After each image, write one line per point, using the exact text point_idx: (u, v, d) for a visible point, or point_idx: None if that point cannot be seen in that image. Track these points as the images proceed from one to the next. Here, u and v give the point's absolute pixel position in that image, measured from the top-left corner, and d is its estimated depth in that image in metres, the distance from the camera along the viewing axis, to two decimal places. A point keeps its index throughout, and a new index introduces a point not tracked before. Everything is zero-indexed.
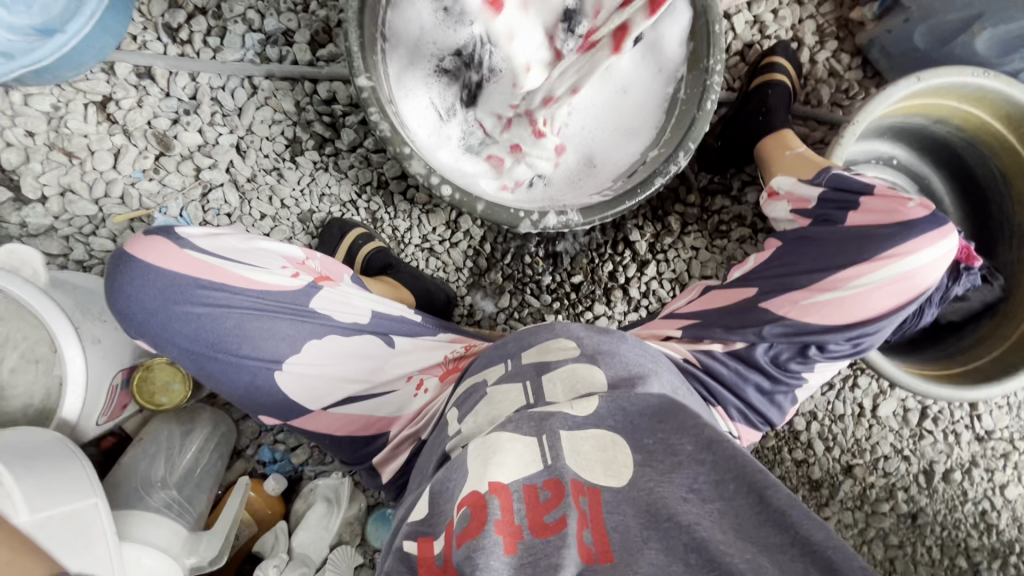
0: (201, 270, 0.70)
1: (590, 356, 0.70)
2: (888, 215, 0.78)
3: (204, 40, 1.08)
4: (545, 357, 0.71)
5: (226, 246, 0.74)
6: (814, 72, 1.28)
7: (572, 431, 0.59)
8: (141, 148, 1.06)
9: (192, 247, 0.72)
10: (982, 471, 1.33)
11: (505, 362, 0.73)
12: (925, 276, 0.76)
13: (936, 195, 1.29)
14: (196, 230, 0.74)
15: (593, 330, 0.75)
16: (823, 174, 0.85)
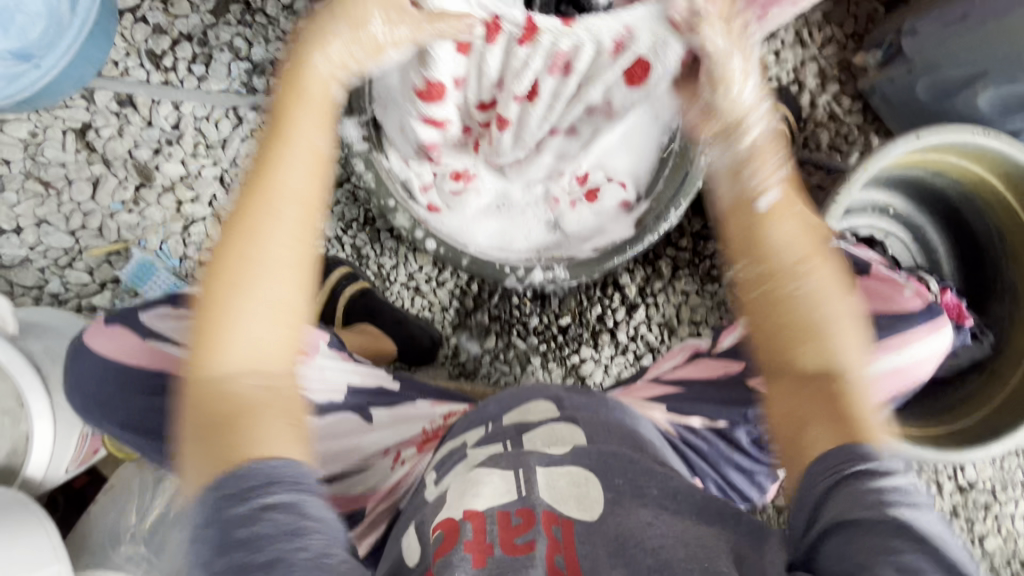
0: (164, 361, 0.66)
1: (569, 415, 0.73)
2: (885, 299, 0.75)
3: (188, 67, 1.04)
4: (525, 418, 0.74)
5: (194, 328, 0.68)
6: (813, 115, 1.26)
7: (548, 467, 0.65)
8: (120, 178, 1.03)
9: (157, 334, 0.67)
10: (962, 521, 1.33)
11: (488, 425, 0.75)
12: (918, 370, 0.72)
13: (931, 244, 1.27)
14: (162, 312, 0.68)
15: (574, 390, 0.79)
16: (822, 247, 0.82)
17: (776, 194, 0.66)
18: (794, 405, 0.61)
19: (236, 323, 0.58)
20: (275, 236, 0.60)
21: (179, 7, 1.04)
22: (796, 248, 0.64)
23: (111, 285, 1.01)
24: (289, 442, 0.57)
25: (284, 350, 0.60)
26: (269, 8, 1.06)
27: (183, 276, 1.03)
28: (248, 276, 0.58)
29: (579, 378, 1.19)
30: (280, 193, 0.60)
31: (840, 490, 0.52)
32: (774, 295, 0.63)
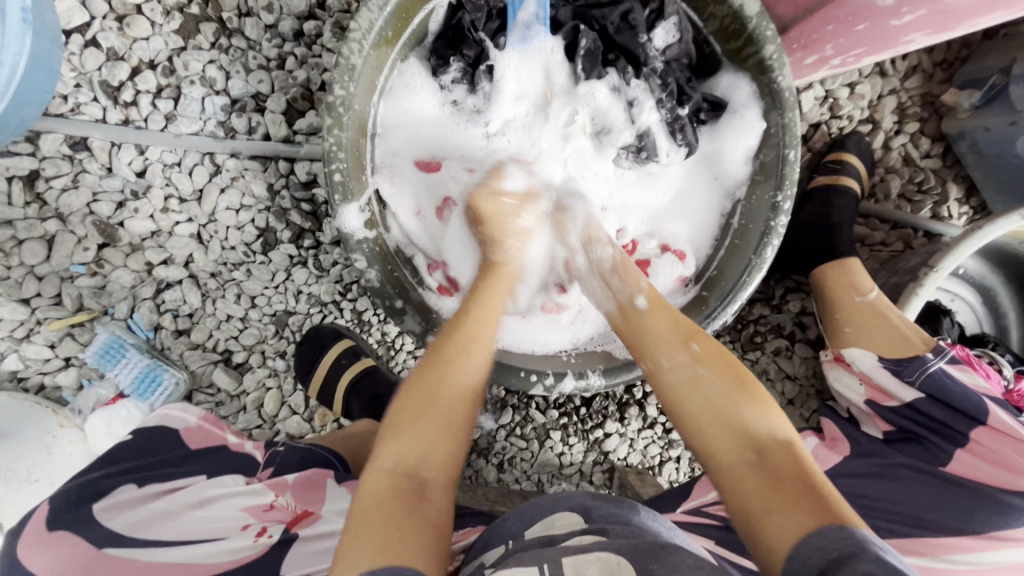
0: (111, 573, 0.52)
1: (600, 528, 0.62)
2: (1017, 471, 0.66)
3: (153, 103, 0.87)
4: (549, 531, 0.63)
5: (163, 513, 0.59)
6: (885, 158, 1.09)
7: (574, 556, 0.56)
8: (80, 237, 0.88)
9: (110, 535, 0.55)
10: None
11: (507, 545, 0.65)
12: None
13: (1001, 308, 1.14)
14: (123, 496, 0.59)
15: (603, 498, 0.69)
16: (919, 374, 0.72)
17: (649, 293, 0.69)
18: (750, 498, 0.55)
19: (413, 430, 0.59)
20: (467, 362, 0.64)
21: (137, 27, 0.85)
22: (660, 344, 0.65)
23: (75, 361, 0.89)
24: (417, 539, 0.52)
25: (440, 460, 0.58)
26: (248, 29, 0.87)
27: (158, 351, 0.91)
28: (437, 380, 0.62)
29: (601, 453, 1.08)
30: (472, 333, 0.66)
31: (832, 575, 0.46)
32: (692, 377, 0.63)
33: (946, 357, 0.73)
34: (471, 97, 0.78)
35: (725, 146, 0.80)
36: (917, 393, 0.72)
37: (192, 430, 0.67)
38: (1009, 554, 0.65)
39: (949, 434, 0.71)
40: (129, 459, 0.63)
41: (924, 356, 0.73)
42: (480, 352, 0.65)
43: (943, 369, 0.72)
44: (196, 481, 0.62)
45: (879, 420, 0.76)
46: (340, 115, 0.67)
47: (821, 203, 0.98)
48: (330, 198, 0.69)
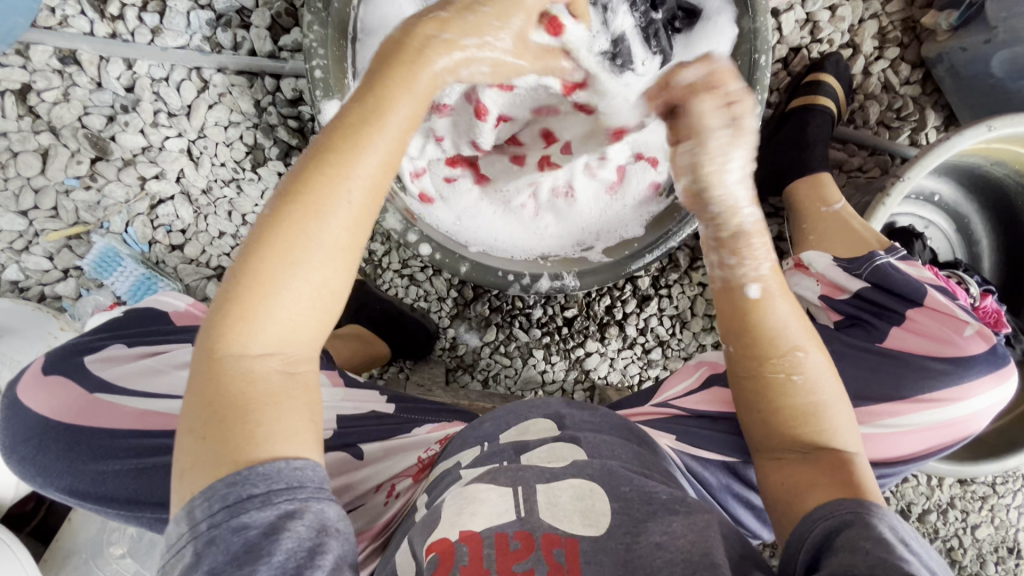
0: (104, 415, 0.59)
1: (571, 435, 0.66)
2: (942, 343, 0.74)
3: (138, 17, 0.88)
4: (523, 437, 0.67)
5: (150, 370, 0.62)
6: (865, 85, 1.11)
7: (548, 483, 0.58)
8: (73, 150, 0.90)
9: (101, 383, 0.60)
10: (958, 511, 1.33)
11: (482, 445, 0.68)
12: (972, 422, 0.74)
13: (974, 236, 1.17)
14: (113, 355, 0.62)
15: (576, 405, 0.73)
16: (867, 266, 0.78)
17: (765, 279, 0.62)
18: (804, 477, 0.59)
19: (272, 305, 0.46)
20: (335, 221, 0.47)
21: None
22: (799, 334, 0.62)
23: (73, 272, 0.93)
24: (288, 425, 0.47)
25: (311, 339, 0.49)
26: None
27: (153, 263, 0.95)
28: (304, 254, 0.46)
29: (582, 371, 1.12)
30: (331, 183, 0.47)
31: (836, 536, 0.51)
32: (801, 379, 0.61)
33: (898, 256, 0.79)
34: None
35: (700, 54, 0.82)
36: (865, 282, 0.79)
37: (181, 313, 0.68)
38: (930, 415, 0.72)
39: (888, 314, 0.77)
40: (120, 328, 0.65)
41: (873, 252, 0.79)
42: (353, 198, 0.47)
43: (890, 264, 0.78)
44: (182, 348, 0.64)
45: (831, 312, 0.81)
46: (320, 12, 0.71)
47: (797, 124, 1.01)
48: (313, 95, 0.73)
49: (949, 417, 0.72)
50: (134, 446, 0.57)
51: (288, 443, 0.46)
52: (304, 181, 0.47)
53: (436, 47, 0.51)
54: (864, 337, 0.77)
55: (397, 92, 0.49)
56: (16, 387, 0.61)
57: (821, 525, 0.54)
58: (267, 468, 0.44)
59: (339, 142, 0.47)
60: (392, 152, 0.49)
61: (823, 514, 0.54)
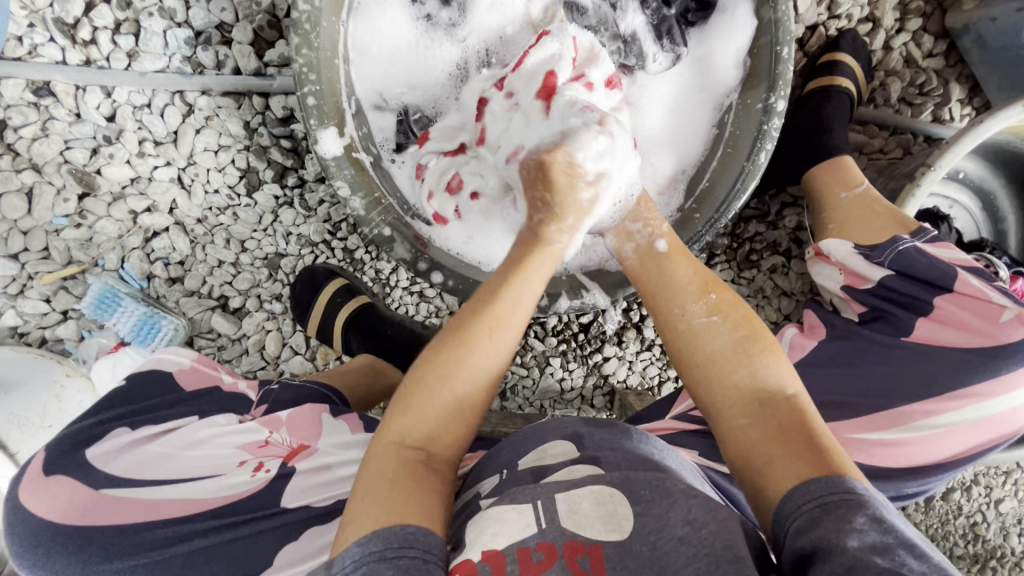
0: (116, 509, 0.56)
1: (591, 456, 0.63)
2: (972, 331, 0.68)
3: (113, 40, 0.82)
4: (542, 461, 0.64)
5: (160, 455, 0.60)
6: (885, 61, 1.05)
7: (568, 491, 0.57)
8: (58, 187, 0.86)
9: (108, 477, 0.58)
10: (981, 488, 1.33)
11: (501, 474, 0.65)
12: (1017, 417, 0.68)
13: (999, 212, 1.14)
14: (116, 441, 0.60)
15: (594, 423, 0.69)
16: (888, 253, 0.72)
17: (667, 236, 0.70)
18: (759, 447, 0.55)
19: (433, 405, 0.55)
20: (492, 349, 0.57)
21: None
22: (679, 293, 0.65)
23: (72, 314, 0.89)
24: (425, 508, 0.50)
25: (449, 438, 0.56)
26: None
27: (153, 299, 0.91)
28: (466, 364, 0.56)
29: (601, 376, 1.10)
30: (519, 295, 0.60)
31: (823, 527, 0.47)
32: (707, 327, 0.62)
33: (925, 238, 0.73)
34: (445, 10, 0.74)
35: (716, 49, 0.77)
36: (888, 270, 0.73)
37: (187, 373, 0.67)
38: (962, 412, 0.67)
39: (915, 304, 0.71)
40: (124, 405, 0.64)
41: (899, 238, 0.72)
42: (501, 341, 0.58)
43: (915, 248, 0.71)
44: (187, 423, 0.63)
45: (855, 304, 0.76)
46: (309, 35, 0.64)
47: (813, 107, 0.95)
48: (307, 123, 0.68)
49: (978, 418, 0.67)
50: (151, 538, 0.55)
51: (428, 515, 0.50)
52: (484, 306, 0.59)
53: (575, 213, 0.62)
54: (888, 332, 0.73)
55: (519, 284, 0.60)
56: (17, 482, 0.59)
57: (794, 528, 0.49)
58: (403, 531, 0.47)
59: (513, 271, 0.61)
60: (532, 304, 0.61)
61: (791, 511, 0.50)
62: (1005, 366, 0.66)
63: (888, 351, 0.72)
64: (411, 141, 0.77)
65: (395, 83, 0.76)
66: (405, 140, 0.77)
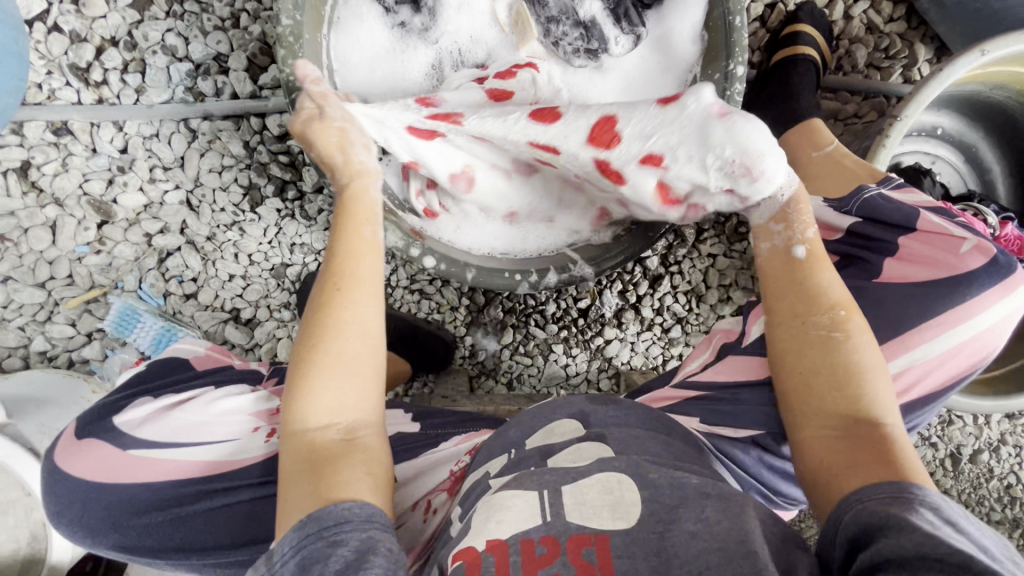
0: (143, 469, 0.61)
1: (597, 432, 0.64)
2: (935, 263, 0.69)
3: (122, 79, 0.90)
4: (548, 440, 0.65)
5: (181, 422, 0.63)
6: (848, 30, 1.09)
7: (574, 483, 0.56)
8: (79, 218, 0.93)
9: (134, 440, 0.62)
10: (1011, 447, 1.30)
11: (510, 454, 0.66)
12: (989, 339, 0.68)
13: (983, 164, 1.16)
14: (142, 412, 0.64)
15: (601, 399, 0.70)
16: (854, 202, 0.75)
17: (811, 244, 0.63)
18: (838, 453, 0.55)
19: (330, 378, 0.58)
20: (353, 312, 0.60)
21: (92, 6, 0.88)
22: (800, 303, 0.61)
23: (96, 335, 0.95)
24: (351, 480, 0.53)
25: (364, 403, 0.59)
26: None
27: (170, 314, 0.97)
28: (338, 331, 0.59)
29: (605, 359, 1.12)
30: (353, 269, 0.62)
31: (896, 513, 0.46)
32: (824, 339, 0.59)
33: (893, 185, 0.76)
34: (417, 17, 0.80)
35: (674, 27, 0.82)
36: (855, 217, 0.75)
37: (202, 358, 0.72)
38: (942, 342, 0.67)
39: (880, 246, 0.73)
40: (151, 380, 0.69)
41: (862, 188, 0.76)
42: (362, 300, 0.61)
43: (879, 196, 0.74)
44: (205, 393, 0.66)
45: (829, 256, 0.77)
46: (293, 46, 0.70)
47: (781, 76, 0.99)
48: None
49: (956, 343, 0.67)
50: (174, 496, 0.61)
51: (351, 486, 0.53)
52: (335, 276, 0.62)
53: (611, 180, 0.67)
54: (857, 277, 0.72)
55: (347, 265, 0.62)
56: (57, 444, 0.65)
57: (858, 510, 0.48)
58: (337, 509, 0.50)
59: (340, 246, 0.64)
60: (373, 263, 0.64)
61: (858, 498, 0.50)
62: (974, 292, 0.66)
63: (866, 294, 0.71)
64: None
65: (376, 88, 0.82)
66: None
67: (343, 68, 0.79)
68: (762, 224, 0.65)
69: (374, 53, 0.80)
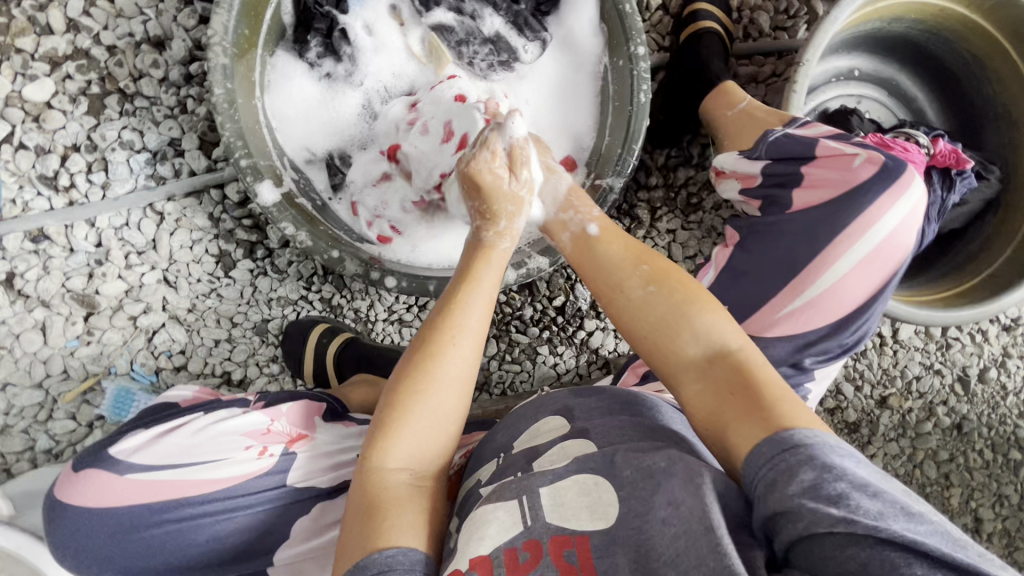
0: (142, 491, 0.67)
1: (581, 428, 0.64)
2: (835, 182, 0.74)
3: (88, 179, 0.97)
4: (533, 441, 0.65)
5: (175, 447, 0.69)
6: (746, 1, 1.16)
7: (553, 483, 0.56)
8: (66, 314, 0.98)
9: (130, 466, 0.67)
10: (1017, 360, 1.28)
11: (499, 458, 0.66)
12: (901, 238, 0.73)
13: (909, 95, 1.21)
14: (134, 441, 0.69)
15: (581, 392, 0.70)
16: (761, 145, 0.79)
17: (599, 219, 0.73)
18: (713, 407, 0.58)
19: (412, 425, 0.59)
20: (455, 357, 0.61)
21: (52, 120, 0.96)
22: (614, 277, 0.68)
23: (97, 423, 0.98)
24: (414, 529, 0.56)
25: (434, 456, 0.60)
26: (146, 87, 0.98)
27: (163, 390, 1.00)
28: (438, 381, 0.60)
29: (592, 352, 1.14)
30: (471, 304, 0.64)
31: (783, 487, 0.48)
32: (643, 304, 0.65)
33: (798, 124, 0.80)
34: (340, 65, 0.87)
35: (574, 26, 0.89)
36: (768, 159, 0.79)
37: (190, 398, 0.79)
38: (852, 255, 0.72)
39: (791, 180, 0.77)
40: (147, 416, 0.75)
41: (767, 132, 0.80)
42: (463, 344, 0.62)
43: (783, 135, 0.78)
44: (194, 418, 0.72)
45: (752, 201, 0.80)
46: (230, 112, 0.77)
47: (690, 52, 1.05)
48: (245, 182, 0.79)
49: (865, 253, 0.72)
50: (176, 516, 0.67)
51: (406, 533, 0.55)
52: (445, 313, 0.63)
53: (509, 205, 0.70)
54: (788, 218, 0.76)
55: (466, 300, 0.64)
56: (56, 482, 0.70)
57: (757, 478, 0.50)
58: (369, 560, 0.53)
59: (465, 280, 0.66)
60: (488, 306, 0.65)
61: (763, 459, 0.51)
62: (869, 201, 0.72)
63: (784, 230, 0.75)
64: (344, 178, 0.89)
65: (316, 138, 0.89)
66: (338, 179, 0.89)
67: (278, 123, 0.86)
68: (555, 219, 0.75)
69: (307, 106, 0.87)
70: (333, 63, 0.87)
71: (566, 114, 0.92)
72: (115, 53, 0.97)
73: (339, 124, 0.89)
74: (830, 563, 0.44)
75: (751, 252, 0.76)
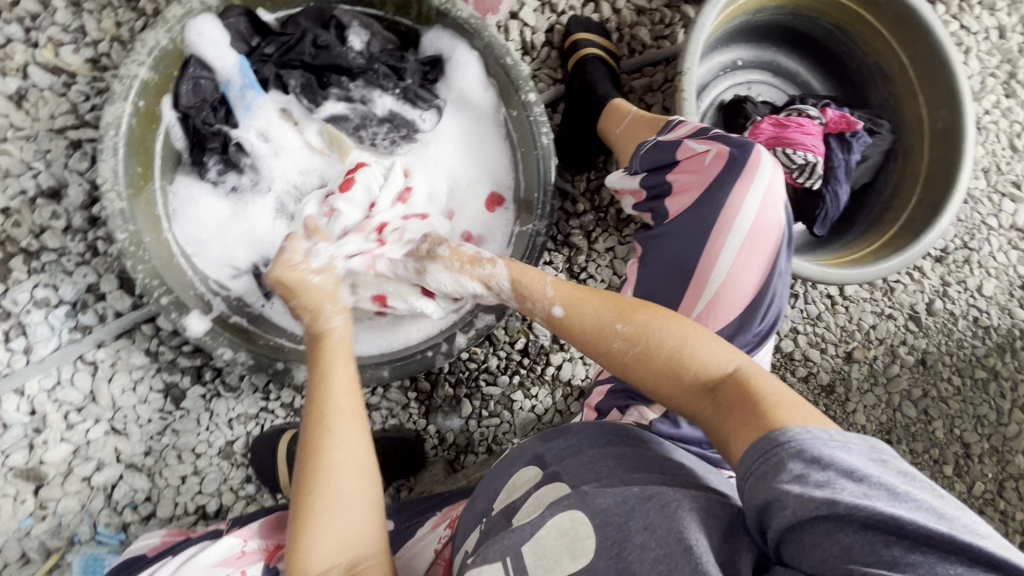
0: None
1: (553, 473, 0.65)
2: (694, 182, 0.77)
3: (8, 348, 0.93)
4: (510, 498, 0.66)
5: None
6: (623, 20, 1.22)
7: (533, 541, 0.55)
8: (13, 494, 0.92)
9: None
10: (957, 286, 1.35)
11: (480, 525, 0.66)
12: (769, 217, 0.74)
13: (791, 71, 1.28)
14: None
15: (551, 436, 0.71)
16: (636, 160, 0.84)
17: (515, 280, 0.73)
18: (720, 423, 0.57)
19: (328, 519, 0.57)
20: (343, 442, 0.61)
21: None
22: (584, 321, 0.68)
23: None
24: None
25: (364, 537, 0.58)
26: (50, 240, 0.95)
27: None
28: (334, 470, 0.59)
29: (566, 384, 1.13)
30: (332, 392, 0.64)
31: (773, 484, 0.47)
32: (630, 336, 0.65)
33: (671, 129, 0.84)
34: (243, 176, 0.87)
35: (463, 86, 0.91)
36: (643, 173, 0.83)
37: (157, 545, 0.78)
38: (731, 246, 0.73)
39: (662, 189, 0.80)
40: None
41: (641, 145, 0.85)
42: (345, 429, 0.62)
43: (654, 145, 0.82)
44: (165, 561, 0.70)
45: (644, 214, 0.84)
46: (138, 253, 0.75)
47: (581, 80, 1.09)
48: (170, 318, 0.77)
49: (743, 240, 0.73)
50: None
51: None
52: (309, 415, 0.63)
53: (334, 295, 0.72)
54: None
55: (333, 388, 0.65)
56: None
57: (746, 477, 0.50)
58: None
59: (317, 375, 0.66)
60: (354, 388, 0.66)
61: (760, 458, 0.49)
62: (726, 193, 0.74)
63: (667, 240, 0.78)
64: (273, 284, 0.87)
65: (237, 253, 0.87)
66: (267, 286, 0.87)
67: (188, 249, 0.84)
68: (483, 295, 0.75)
69: (219, 223, 0.86)
70: (236, 176, 0.87)
71: (478, 168, 0.94)
72: (11, 214, 0.94)
73: (253, 232, 0.88)
74: (817, 553, 0.45)
75: (651, 268, 0.79)
